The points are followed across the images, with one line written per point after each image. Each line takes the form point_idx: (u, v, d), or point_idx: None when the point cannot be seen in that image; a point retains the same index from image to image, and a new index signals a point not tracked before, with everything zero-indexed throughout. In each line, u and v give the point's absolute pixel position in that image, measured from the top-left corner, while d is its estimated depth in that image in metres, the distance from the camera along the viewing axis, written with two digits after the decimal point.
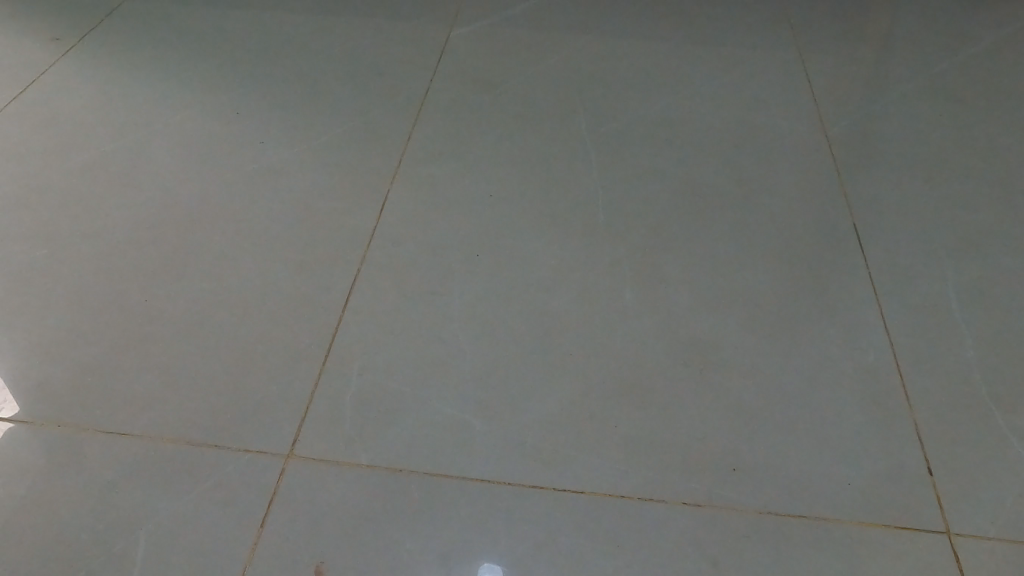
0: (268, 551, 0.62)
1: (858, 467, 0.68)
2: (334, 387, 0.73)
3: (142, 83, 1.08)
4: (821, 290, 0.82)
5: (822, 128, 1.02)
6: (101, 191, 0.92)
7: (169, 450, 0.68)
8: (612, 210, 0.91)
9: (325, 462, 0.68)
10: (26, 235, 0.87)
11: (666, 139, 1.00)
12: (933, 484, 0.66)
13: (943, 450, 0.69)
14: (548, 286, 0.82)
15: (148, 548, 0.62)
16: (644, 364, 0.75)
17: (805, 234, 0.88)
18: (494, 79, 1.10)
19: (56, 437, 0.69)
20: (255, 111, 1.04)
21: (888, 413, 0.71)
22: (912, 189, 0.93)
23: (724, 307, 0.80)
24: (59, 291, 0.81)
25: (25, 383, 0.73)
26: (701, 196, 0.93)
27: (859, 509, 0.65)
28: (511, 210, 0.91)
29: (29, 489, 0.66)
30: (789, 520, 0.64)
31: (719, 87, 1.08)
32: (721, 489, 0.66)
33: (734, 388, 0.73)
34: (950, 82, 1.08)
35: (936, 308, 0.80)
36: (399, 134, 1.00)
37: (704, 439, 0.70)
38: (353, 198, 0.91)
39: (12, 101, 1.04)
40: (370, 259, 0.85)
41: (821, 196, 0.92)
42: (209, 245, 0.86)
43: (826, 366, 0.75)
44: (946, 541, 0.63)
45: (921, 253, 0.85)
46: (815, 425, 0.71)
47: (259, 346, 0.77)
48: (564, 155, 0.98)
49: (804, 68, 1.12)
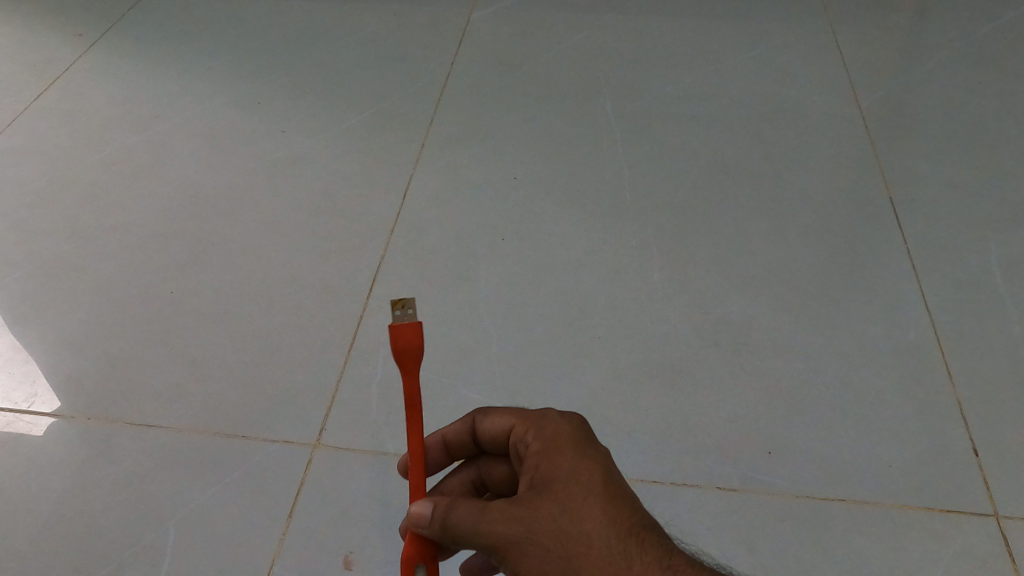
0: (297, 541, 0.62)
1: (899, 448, 0.65)
2: (359, 375, 0.73)
3: (164, 76, 1.08)
4: (858, 267, 0.79)
5: (857, 100, 0.98)
6: (128, 185, 0.93)
7: (197, 441, 0.69)
8: (638, 190, 0.89)
9: (351, 450, 0.67)
10: (55, 231, 0.87)
11: (692, 115, 0.98)
12: (980, 465, 0.64)
13: (988, 430, 0.66)
14: (575, 268, 0.81)
15: (179, 541, 0.63)
16: (673, 345, 0.74)
17: (840, 208, 0.85)
18: (516, 61, 1.08)
19: (87, 430, 0.70)
20: (277, 101, 1.03)
21: (931, 392, 0.69)
22: (951, 159, 0.89)
23: (756, 286, 0.78)
24: (88, 285, 0.82)
25: (58, 377, 0.74)
26: (731, 173, 0.90)
27: (901, 492, 0.63)
28: (536, 192, 0.89)
29: (62, 482, 0.66)
30: (828, 503, 0.62)
31: (747, 60, 1.06)
32: (757, 473, 0.64)
33: (767, 368, 0.71)
34: (990, 48, 1.04)
35: (979, 281, 0.77)
36: (421, 119, 0.99)
37: (737, 422, 0.68)
38: (376, 185, 0.91)
39: (39, 97, 1.05)
40: (394, 245, 0.84)
41: (857, 170, 0.89)
42: (234, 237, 0.86)
43: (864, 344, 0.73)
44: (994, 523, 0.60)
45: (962, 226, 0.82)
46: (853, 406, 0.68)
47: (284, 335, 0.76)
48: (589, 136, 0.96)
49: (835, 39, 1.08)
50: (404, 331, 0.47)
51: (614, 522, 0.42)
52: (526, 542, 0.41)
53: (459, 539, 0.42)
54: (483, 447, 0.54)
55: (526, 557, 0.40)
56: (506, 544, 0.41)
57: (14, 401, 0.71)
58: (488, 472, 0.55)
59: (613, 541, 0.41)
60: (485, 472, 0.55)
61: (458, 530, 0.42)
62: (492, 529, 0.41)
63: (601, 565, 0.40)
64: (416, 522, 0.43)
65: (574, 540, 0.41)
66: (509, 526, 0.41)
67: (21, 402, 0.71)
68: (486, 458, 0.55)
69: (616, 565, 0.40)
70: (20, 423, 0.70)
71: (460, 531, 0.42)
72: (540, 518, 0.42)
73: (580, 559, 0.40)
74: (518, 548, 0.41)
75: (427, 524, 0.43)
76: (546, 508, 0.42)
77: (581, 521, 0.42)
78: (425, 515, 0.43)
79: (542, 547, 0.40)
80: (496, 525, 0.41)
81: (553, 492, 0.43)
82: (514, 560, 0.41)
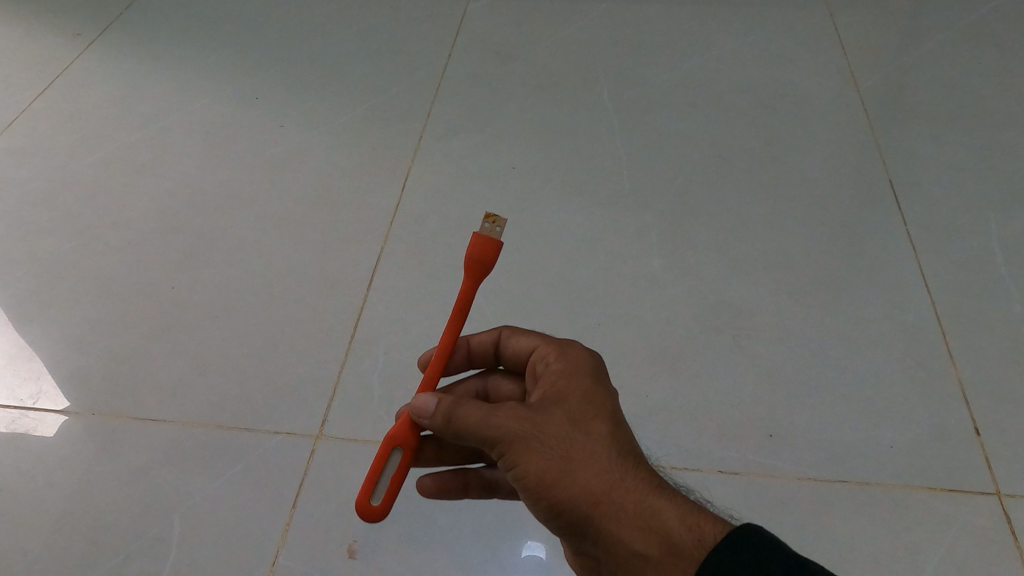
0: (300, 532, 0.63)
1: (900, 429, 0.65)
2: (361, 367, 0.73)
3: (162, 74, 1.08)
4: (858, 250, 0.79)
5: (856, 83, 0.98)
6: (128, 183, 0.93)
7: (201, 434, 0.69)
8: (637, 177, 0.88)
9: (353, 441, 0.68)
10: (57, 229, 0.88)
11: (691, 102, 0.97)
12: (982, 445, 0.64)
13: (990, 410, 0.66)
14: (574, 255, 0.81)
15: (184, 534, 0.63)
16: (674, 331, 0.73)
17: (840, 192, 0.85)
18: (513, 51, 1.08)
19: (91, 425, 0.70)
20: (275, 96, 1.03)
21: (932, 374, 0.68)
22: (951, 141, 0.89)
23: (755, 270, 0.78)
24: (91, 283, 0.82)
25: (61, 374, 0.74)
26: (730, 159, 0.90)
27: (903, 472, 0.63)
28: (534, 181, 0.89)
29: (67, 476, 0.67)
30: (829, 485, 0.62)
31: (745, 46, 1.05)
32: (758, 456, 0.64)
33: (768, 352, 0.71)
34: (989, 30, 1.03)
35: (980, 261, 0.76)
36: (419, 111, 0.99)
37: (738, 406, 0.68)
38: (375, 178, 0.91)
39: (38, 97, 1.06)
40: (393, 237, 0.84)
41: (856, 153, 0.89)
42: (234, 231, 0.86)
43: (865, 327, 0.72)
44: (997, 502, 0.60)
45: (963, 207, 0.82)
46: (853, 388, 0.68)
47: (285, 328, 0.77)
48: (587, 124, 0.96)
49: (833, 22, 1.07)
50: (483, 243, 0.51)
51: (614, 440, 0.45)
52: (531, 441, 0.44)
53: (464, 432, 0.45)
54: (500, 362, 0.59)
55: (528, 453, 0.44)
56: (511, 441, 0.44)
57: (19, 398, 0.72)
58: (496, 387, 0.60)
59: (612, 456, 0.44)
60: (493, 387, 0.60)
61: (465, 422, 0.45)
62: (498, 425, 0.44)
63: (596, 472, 0.44)
64: (422, 411, 0.47)
65: (574, 447, 0.44)
66: (516, 425, 0.44)
67: (26, 399, 0.72)
68: (500, 375, 0.60)
69: (610, 476, 0.44)
70: (26, 419, 0.70)
71: (467, 424, 0.45)
72: (547, 424, 0.45)
73: (578, 465, 0.44)
74: (524, 442, 0.44)
75: (431, 415, 0.46)
76: (554, 417, 0.45)
77: (586, 434, 0.45)
78: (430, 406, 0.46)
79: (544, 448, 0.44)
80: (504, 423, 0.44)
81: (564, 404, 0.46)
82: (514, 454, 0.44)
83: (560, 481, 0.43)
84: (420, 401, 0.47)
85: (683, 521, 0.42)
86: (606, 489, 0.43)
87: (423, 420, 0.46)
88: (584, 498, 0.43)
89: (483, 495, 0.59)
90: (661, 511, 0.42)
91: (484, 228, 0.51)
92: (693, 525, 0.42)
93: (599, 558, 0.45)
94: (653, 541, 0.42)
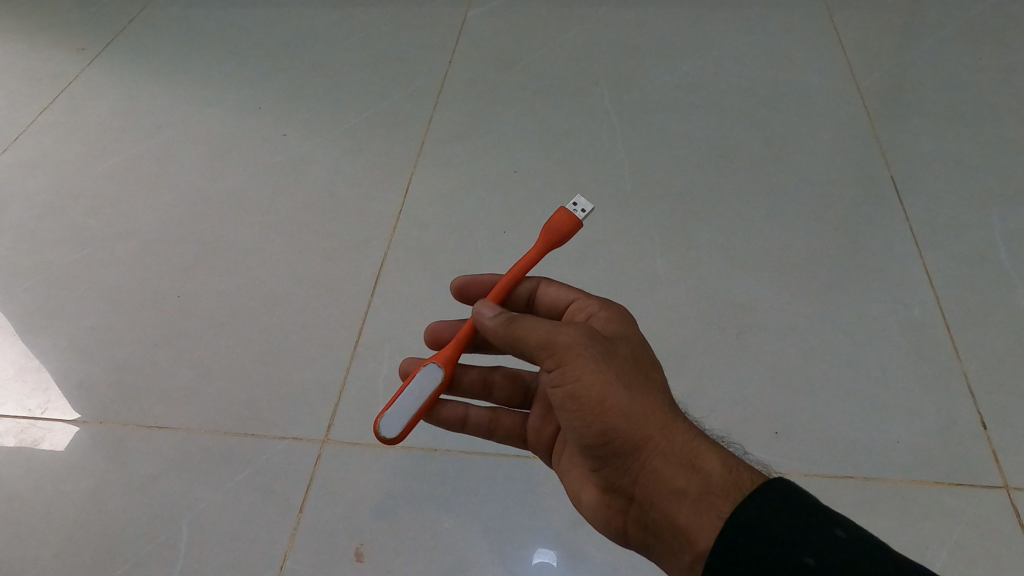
0: (308, 535, 0.63)
1: (906, 425, 0.65)
2: (366, 372, 0.73)
3: (166, 86, 1.09)
4: (861, 246, 0.79)
5: (857, 81, 0.98)
6: (134, 193, 0.94)
7: (207, 440, 0.69)
8: (638, 178, 0.89)
9: (359, 445, 0.68)
10: (62, 240, 0.89)
11: (691, 103, 0.98)
12: (989, 439, 0.63)
13: (997, 403, 0.66)
14: (576, 257, 0.81)
15: (191, 540, 0.63)
16: (677, 331, 0.73)
17: (841, 189, 0.85)
18: (513, 56, 1.08)
19: (99, 433, 0.70)
20: (277, 106, 1.04)
21: (938, 368, 0.68)
22: (953, 136, 0.89)
23: (758, 268, 0.78)
24: (98, 292, 0.83)
25: (69, 384, 0.74)
26: (731, 158, 0.90)
27: (909, 467, 0.62)
28: (536, 185, 0.89)
29: (76, 484, 0.67)
30: (835, 481, 0.62)
31: (744, 46, 1.05)
32: (764, 453, 0.64)
33: (771, 350, 0.71)
34: (989, 26, 1.03)
35: (984, 256, 0.76)
36: (420, 117, 1.00)
37: (743, 403, 0.68)
38: (377, 184, 0.91)
39: (44, 111, 1.06)
40: (397, 242, 0.84)
41: (857, 150, 0.89)
42: (238, 239, 0.87)
43: (869, 322, 0.72)
44: (1005, 495, 0.60)
45: (966, 202, 0.82)
46: (858, 384, 0.68)
47: (291, 335, 0.77)
48: (587, 127, 0.96)
49: (832, 21, 1.07)
50: (563, 219, 0.55)
51: (662, 386, 0.47)
52: (593, 361, 0.44)
53: (533, 342, 0.46)
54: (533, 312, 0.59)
55: (589, 371, 0.44)
56: (576, 356, 0.44)
57: (28, 408, 0.72)
58: None
59: (660, 398, 0.45)
60: None
61: (531, 331, 0.46)
62: (565, 340, 0.45)
63: (649, 407, 0.44)
64: (485, 314, 0.49)
65: (631, 380, 0.45)
66: (582, 343, 0.44)
67: (35, 409, 0.72)
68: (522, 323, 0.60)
69: (659, 414, 0.44)
70: (35, 429, 0.71)
71: (534, 334, 0.45)
72: (608, 352, 0.45)
73: (634, 396, 0.44)
74: (590, 359, 0.44)
75: (494, 324, 0.48)
76: (613, 348, 0.46)
77: (639, 372, 0.46)
78: (492, 315, 0.48)
79: (604, 370, 0.44)
80: (570, 336, 0.45)
81: (621, 344, 0.47)
82: (578, 369, 0.44)
83: (617, 405, 0.43)
84: (484, 307, 0.49)
85: (725, 464, 0.43)
86: (657, 424, 0.44)
87: (484, 319, 0.48)
88: (634, 429, 0.43)
89: (479, 435, 0.60)
90: (706, 453, 0.43)
91: (571, 212, 0.55)
92: (735, 468, 0.43)
93: (631, 491, 0.45)
94: (695, 480, 0.42)
